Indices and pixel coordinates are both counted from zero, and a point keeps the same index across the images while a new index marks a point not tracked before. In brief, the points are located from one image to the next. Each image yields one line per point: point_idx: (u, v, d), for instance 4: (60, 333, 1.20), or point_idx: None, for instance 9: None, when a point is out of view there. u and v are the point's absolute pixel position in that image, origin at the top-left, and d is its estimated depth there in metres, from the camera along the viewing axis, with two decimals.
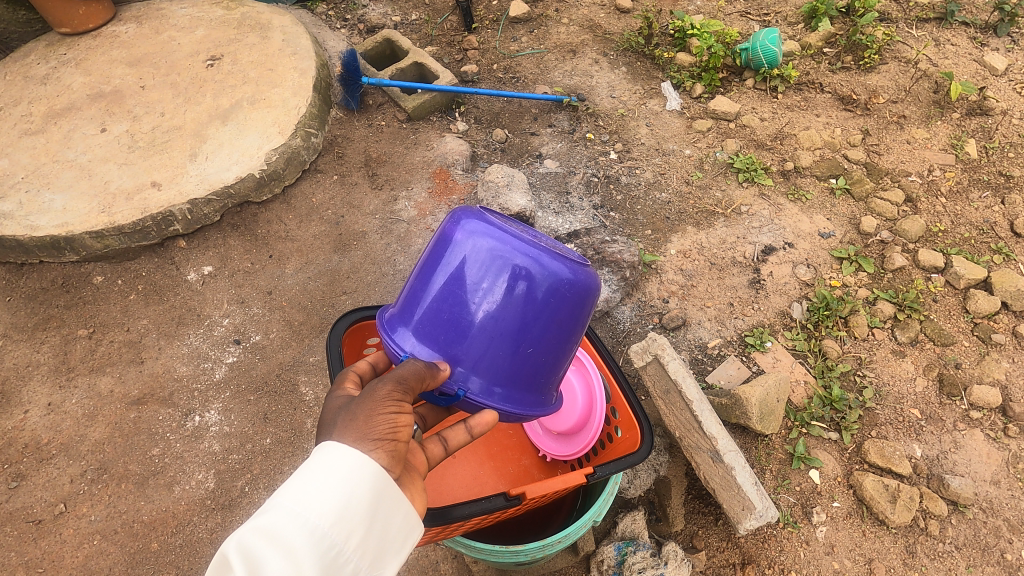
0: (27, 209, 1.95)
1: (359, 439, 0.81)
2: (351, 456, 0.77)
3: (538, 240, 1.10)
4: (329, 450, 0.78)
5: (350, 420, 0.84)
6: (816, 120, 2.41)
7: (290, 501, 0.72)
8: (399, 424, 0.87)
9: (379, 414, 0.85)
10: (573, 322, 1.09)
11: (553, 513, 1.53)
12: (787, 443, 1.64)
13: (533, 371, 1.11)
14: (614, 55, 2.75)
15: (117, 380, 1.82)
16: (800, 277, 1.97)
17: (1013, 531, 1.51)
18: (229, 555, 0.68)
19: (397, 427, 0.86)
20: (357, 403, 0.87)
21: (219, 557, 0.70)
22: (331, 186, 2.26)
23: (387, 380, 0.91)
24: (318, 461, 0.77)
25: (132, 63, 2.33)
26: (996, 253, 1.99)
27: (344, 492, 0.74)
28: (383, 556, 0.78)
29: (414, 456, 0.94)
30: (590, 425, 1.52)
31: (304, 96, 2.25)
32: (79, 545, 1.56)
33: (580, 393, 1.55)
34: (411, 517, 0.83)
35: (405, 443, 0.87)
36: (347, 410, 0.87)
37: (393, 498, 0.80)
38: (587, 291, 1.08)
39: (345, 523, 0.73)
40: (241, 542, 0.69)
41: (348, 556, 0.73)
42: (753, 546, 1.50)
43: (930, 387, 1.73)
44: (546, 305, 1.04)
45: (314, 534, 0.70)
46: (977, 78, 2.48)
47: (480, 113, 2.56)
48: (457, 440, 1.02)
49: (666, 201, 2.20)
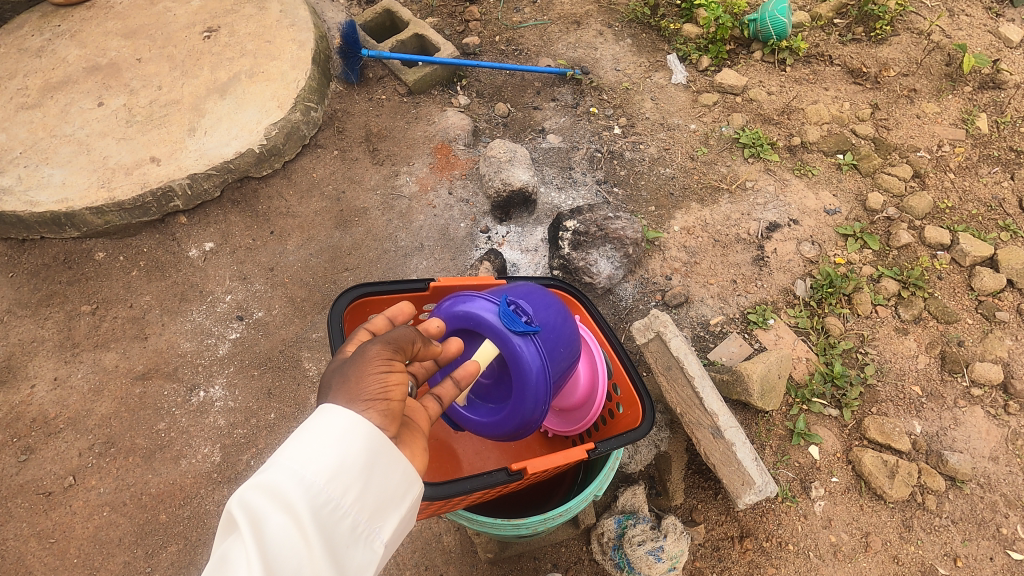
0: (26, 184, 1.94)
1: (351, 401, 0.81)
2: (344, 416, 0.77)
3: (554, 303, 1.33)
4: (322, 410, 0.78)
5: (342, 382, 0.84)
6: (825, 94, 2.36)
7: (287, 459, 0.72)
8: (391, 383, 0.86)
9: (370, 374, 0.85)
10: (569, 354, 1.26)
11: (556, 488, 1.53)
12: (787, 419, 1.65)
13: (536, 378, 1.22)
14: (619, 26, 2.69)
15: (121, 355, 1.83)
16: (804, 254, 1.95)
17: (1010, 506, 1.53)
18: (234, 512, 0.70)
19: (389, 386, 0.86)
20: (350, 363, 0.87)
21: (226, 515, 0.71)
22: (332, 161, 2.23)
23: (377, 341, 0.90)
24: (315, 422, 0.77)
25: (128, 35, 2.28)
26: (1004, 230, 1.97)
27: (340, 450, 0.75)
28: (383, 509, 0.79)
29: (413, 414, 0.95)
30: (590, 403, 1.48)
31: (303, 69, 2.21)
32: (89, 517, 1.59)
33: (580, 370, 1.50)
34: (409, 473, 0.82)
35: (400, 401, 0.87)
36: (339, 371, 0.87)
37: (390, 454, 0.79)
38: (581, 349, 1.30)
39: (341, 481, 0.73)
40: (243, 498, 0.70)
41: (347, 510, 0.73)
42: (751, 520, 1.52)
43: (932, 364, 1.74)
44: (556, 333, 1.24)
45: (311, 491, 0.71)
46: (992, 50, 2.42)
47: (482, 86, 2.51)
48: (449, 396, 1.02)
49: (670, 176, 2.18)
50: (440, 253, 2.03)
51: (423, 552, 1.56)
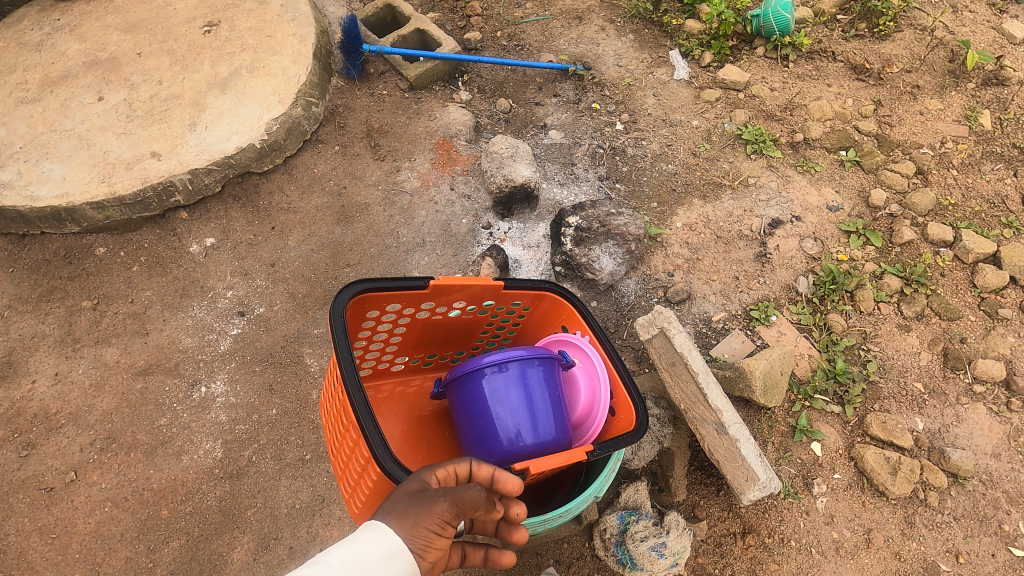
0: (26, 178, 1.93)
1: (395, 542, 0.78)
2: (392, 542, 0.77)
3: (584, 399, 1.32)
4: (376, 534, 0.77)
5: (398, 518, 0.80)
6: (827, 90, 2.36)
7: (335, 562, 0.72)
8: (435, 546, 0.81)
9: (424, 527, 0.80)
10: (561, 446, 1.23)
11: (557, 487, 1.46)
12: (790, 416, 1.65)
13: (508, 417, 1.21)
14: (621, 22, 2.68)
15: (122, 350, 1.83)
16: (807, 250, 1.95)
17: (1012, 503, 1.54)
18: None
19: (432, 548, 0.81)
20: (415, 499, 0.83)
21: None
22: (333, 157, 2.23)
23: (450, 494, 0.85)
24: (369, 537, 0.76)
25: (128, 29, 2.27)
26: (1007, 227, 1.96)
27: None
28: None
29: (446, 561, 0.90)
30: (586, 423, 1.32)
31: (304, 64, 2.20)
32: (91, 512, 1.59)
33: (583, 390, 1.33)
34: None
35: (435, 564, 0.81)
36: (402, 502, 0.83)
37: None
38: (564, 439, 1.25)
39: None
40: None
41: None
42: (753, 516, 1.52)
43: (934, 361, 1.73)
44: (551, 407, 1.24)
45: None
46: (995, 47, 2.41)
47: (484, 82, 2.50)
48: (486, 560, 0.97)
49: (672, 172, 2.17)
50: (441, 249, 2.02)
51: None
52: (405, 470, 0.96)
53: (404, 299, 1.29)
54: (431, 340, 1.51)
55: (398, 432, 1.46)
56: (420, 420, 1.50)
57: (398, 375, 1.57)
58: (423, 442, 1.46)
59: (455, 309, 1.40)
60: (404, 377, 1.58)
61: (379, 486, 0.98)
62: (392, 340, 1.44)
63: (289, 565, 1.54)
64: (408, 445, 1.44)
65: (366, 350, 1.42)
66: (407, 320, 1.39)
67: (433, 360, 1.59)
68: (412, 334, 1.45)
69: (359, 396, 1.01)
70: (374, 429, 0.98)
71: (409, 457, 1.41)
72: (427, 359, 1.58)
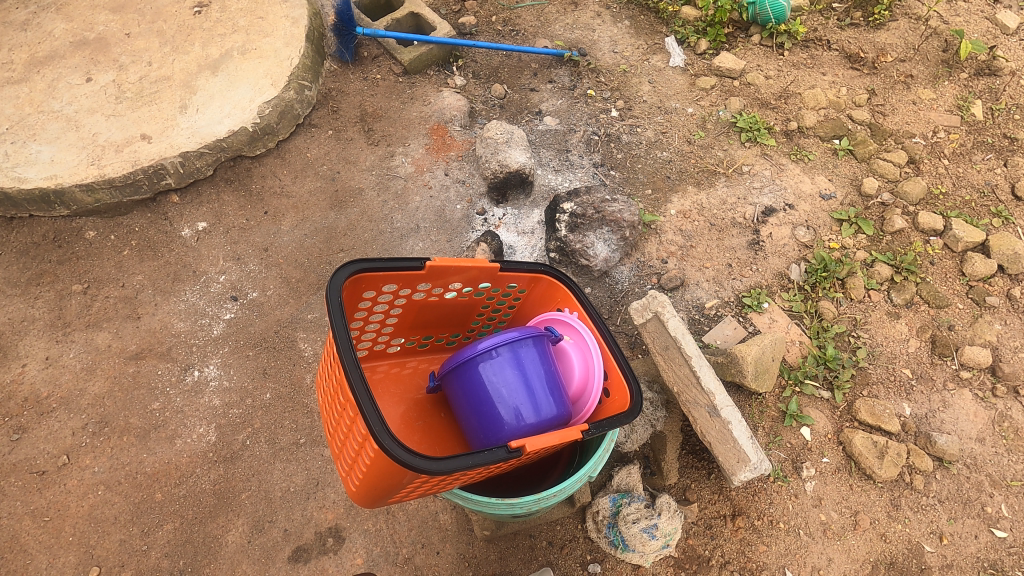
0: (13, 160, 1.90)
1: None
2: None
3: (580, 375, 1.32)
4: None
5: None
6: (822, 78, 2.36)
7: None
8: None
9: None
10: (563, 420, 1.24)
11: (550, 468, 1.49)
12: (780, 401, 1.67)
13: (511, 404, 1.20)
14: (617, 8, 2.67)
15: (114, 335, 1.82)
16: (799, 239, 1.96)
17: (995, 486, 1.57)
18: None
19: None
20: None
21: None
22: (326, 141, 2.21)
23: None
24: None
25: (116, 9, 2.23)
26: (996, 216, 1.99)
27: None
28: None
29: None
30: (582, 400, 1.32)
31: (296, 46, 2.18)
32: (84, 495, 1.59)
33: (576, 367, 1.33)
34: None
35: None
36: None
37: None
38: (566, 418, 1.25)
39: None
40: None
41: None
42: (743, 499, 1.55)
43: (922, 348, 1.76)
44: (551, 388, 1.23)
45: None
46: (989, 37, 2.41)
47: (478, 67, 2.49)
48: None
49: (667, 159, 2.17)
50: (436, 234, 2.02)
51: (419, 530, 1.58)
52: (403, 448, 0.96)
53: (400, 280, 1.29)
54: (427, 322, 1.51)
55: (394, 413, 1.46)
56: (416, 401, 1.50)
57: (393, 357, 1.57)
58: (419, 423, 1.45)
59: (451, 290, 1.40)
60: (400, 359, 1.58)
61: (376, 463, 0.98)
62: (389, 320, 1.43)
63: (283, 547, 1.55)
64: (404, 425, 1.43)
65: (362, 331, 1.42)
66: (403, 301, 1.38)
67: (429, 342, 1.60)
68: (408, 315, 1.45)
69: (357, 374, 1.01)
70: (372, 408, 0.97)
71: (405, 437, 1.41)
72: (423, 341, 1.58)
